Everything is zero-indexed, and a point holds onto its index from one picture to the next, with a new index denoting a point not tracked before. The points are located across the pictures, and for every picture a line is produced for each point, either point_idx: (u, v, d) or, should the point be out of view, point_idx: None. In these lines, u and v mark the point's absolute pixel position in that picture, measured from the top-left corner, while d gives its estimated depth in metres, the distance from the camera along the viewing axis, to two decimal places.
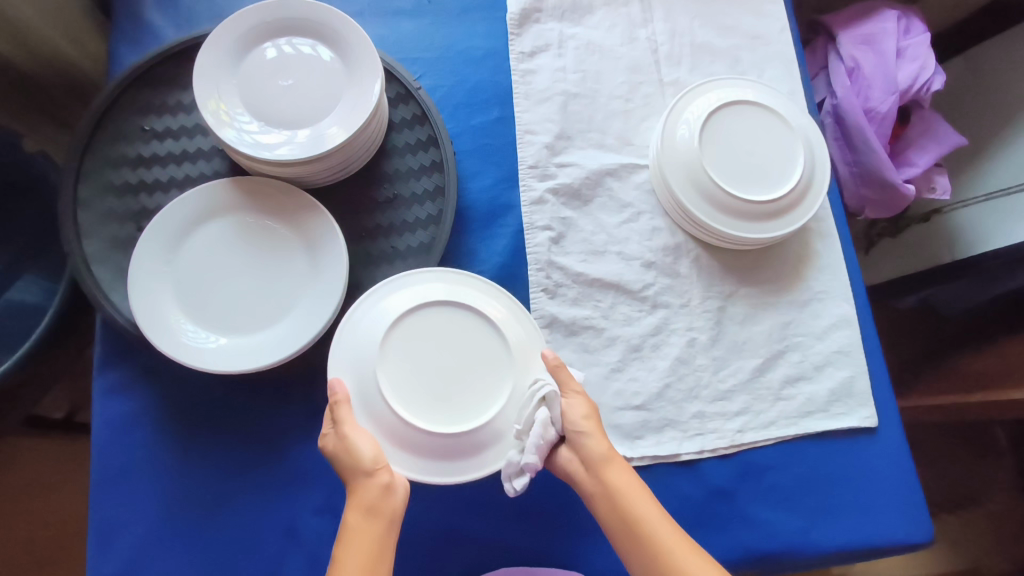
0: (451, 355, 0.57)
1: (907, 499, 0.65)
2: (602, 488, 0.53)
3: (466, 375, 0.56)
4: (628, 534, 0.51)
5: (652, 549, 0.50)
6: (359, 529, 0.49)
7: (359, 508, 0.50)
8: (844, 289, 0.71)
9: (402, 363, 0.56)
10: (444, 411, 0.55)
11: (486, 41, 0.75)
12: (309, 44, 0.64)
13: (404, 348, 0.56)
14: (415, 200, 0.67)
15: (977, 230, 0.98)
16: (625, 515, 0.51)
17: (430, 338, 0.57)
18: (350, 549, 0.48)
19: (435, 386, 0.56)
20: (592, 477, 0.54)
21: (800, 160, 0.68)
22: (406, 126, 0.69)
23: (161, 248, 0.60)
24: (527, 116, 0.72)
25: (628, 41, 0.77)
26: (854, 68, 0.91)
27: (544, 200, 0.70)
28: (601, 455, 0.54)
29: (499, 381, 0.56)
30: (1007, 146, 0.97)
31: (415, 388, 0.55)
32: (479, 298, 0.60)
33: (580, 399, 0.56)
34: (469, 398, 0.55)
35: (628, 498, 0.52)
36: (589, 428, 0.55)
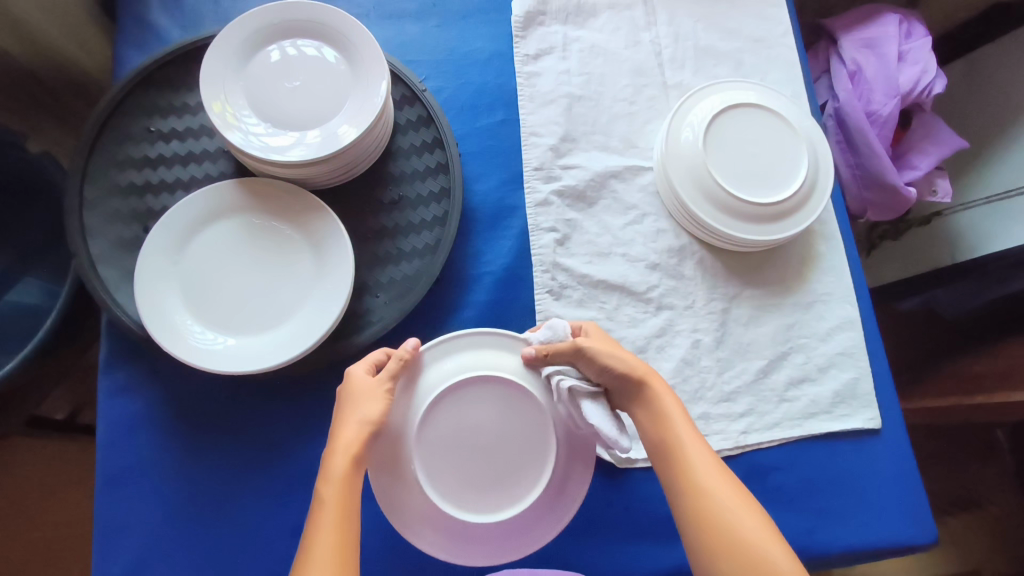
0: (476, 429, 0.53)
1: (911, 499, 0.65)
2: (642, 410, 0.54)
3: (502, 435, 0.53)
4: (663, 454, 0.52)
5: (683, 471, 0.50)
6: (345, 469, 0.48)
7: (345, 453, 0.49)
8: (848, 291, 0.71)
9: (446, 479, 0.52)
10: (518, 477, 0.53)
11: (491, 44, 0.76)
12: (315, 46, 0.64)
13: (437, 464, 0.52)
14: (421, 202, 0.67)
15: (978, 232, 0.99)
16: (662, 435, 0.52)
17: (446, 435, 0.53)
18: (333, 483, 0.48)
19: (485, 469, 0.53)
20: (633, 400, 0.55)
21: (804, 162, 0.68)
22: (411, 128, 0.69)
23: (182, 217, 0.60)
24: (531, 118, 0.73)
25: (632, 44, 0.77)
26: (856, 71, 0.91)
27: (549, 202, 0.70)
28: (636, 382, 0.54)
29: (521, 411, 0.54)
30: (1009, 149, 0.98)
31: (467, 486, 0.52)
32: (460, 357, 0.55)
33: (600, 348, 0.54)
34: (523, 446, 0.53)
35: (668, 420, 0.53)
36: (615, 363, 0.54)
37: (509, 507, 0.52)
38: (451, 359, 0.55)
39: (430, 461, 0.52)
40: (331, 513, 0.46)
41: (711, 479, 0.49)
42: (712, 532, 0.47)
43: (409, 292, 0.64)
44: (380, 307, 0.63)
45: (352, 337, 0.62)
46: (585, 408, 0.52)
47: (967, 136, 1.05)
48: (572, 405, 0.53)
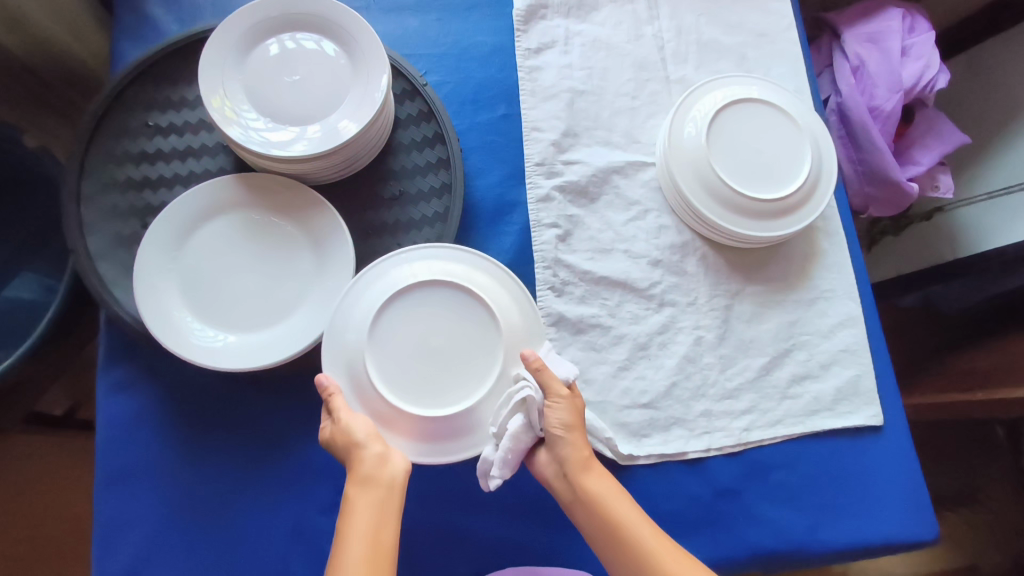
0: (420, 331, 0.56)
1: (912, 496, 0.65)
2: (584, 494, 0.52)
3: (446, 329, 0.57)
4: (610, 543, 0.51)
5: (632, 556, 0.50)
6: (361, 495, 0.48)
7: (356, 478, 0.49)
8: (850, 287, 0.71)
9: (410, 385, 0.55)
10: (475, 357, 0.56)
11: (492, 38, 0.75)
12: (315, 40, 0.63)
13: (398, 375, 0.55)
14: (422, 197, 0.67)
15: (980, 229, 0.99)
16: (607, 521, 0.51)
17: (394, 347, 0.56)
18: (354, 513, 0.48)
19: (442, 363, 0.56)
20: (571, 482, 0.53)
21: (807, 158, 0.68)
22: (412, 122, 0.69)
23: (164, 241, 0.59)
24: (533, 113, 0.72)
25: (634, 38, 0.76)
26: (859, 66, 0.90)
27: (551, 197, 0.69)
28: (583, 460, 0.53)
29: (451, 298, 0.57)
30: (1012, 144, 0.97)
31: (450, 380, 0.56)
32: (385, 281, 0.58)
33: (564, 404, 0.53)
34: (468, 330, 0.57)
35: (611, 504, 0.52)
36: (569, 436, 0.53)
37: (477, 389, 0.55)
38: (375, 285, 0.57)
39: (390, 373, 0.55)
40: (356, 536, 0.47)
41: (669, 558, 0.49)
42: None
43: None
44: None
45: None
46: (512, 417, 0.54)
47: (970, 131, 1.05)
48: (505, 412, 0.54)
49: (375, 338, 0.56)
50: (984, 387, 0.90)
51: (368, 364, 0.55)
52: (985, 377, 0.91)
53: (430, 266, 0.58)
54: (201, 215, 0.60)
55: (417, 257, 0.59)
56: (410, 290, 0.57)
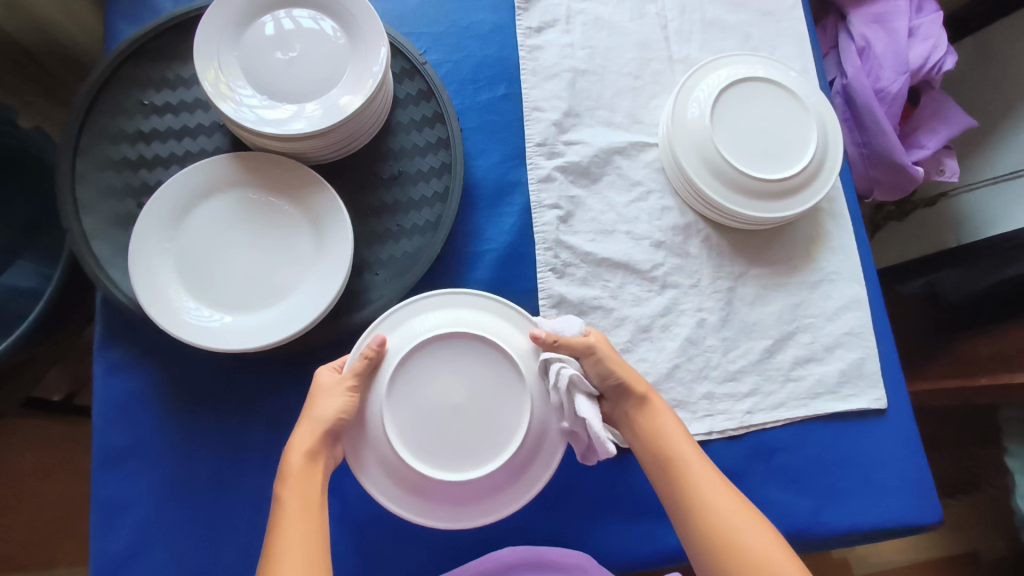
0: (439, 391, 0.53)
1: (917, 480, 0.65)
2: (644, 428, 0.54)
3: (465, 383, 0.54)
4: (664, 473, 0.53)
5: (685, 484, 0.52)
6: (299, 474, 0.49)
7: (300, 453, 0.50)
8: (856, 269, 0.70)
9: (439, 452, 0.52)
10: (500, 405, 0.54)
11: (493, 16, 0.74)
12: (312, 16, 0.62)
13: (425, 442, 0.52)
14: (421, 177, 0.66)
15: (986, 214, 0.98)
16: (664, 450, 0.53)
17: (414, 412, 0.53)
18: (290, 485, 0.49)
19: (468, 420, 0.53)
20: (632, 417, 0.55)
21: (813, 138, 0.67)
22: (411, 101, 0.67)
23: (158, 227, 0.58)
24: (534, 93, 0.71)
25: (637, 17, 0.75)
26: (865, 47, 0.89)
27: (552, 177, 0.69)
28: (640, 397, 0.55)
29: (462, 351, 0.54)
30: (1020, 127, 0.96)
31: (482, 396, 0.54)
32: (394, 343, 0.55)
33: (605, 352, 0.55)
34: (488, 379, 0.54)
35: (669, 437, 0.54)
36: (626, 374, 0.55)
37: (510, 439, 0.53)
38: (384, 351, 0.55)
39: (419, 443, 0.52)
40: (292, 513, 0.48)
41: (716, 494, 0.51)
42: (717, 539, 0.49)
43: (409, 270, 0.63)
44: (379, 285, 0.62)
45: (351, 315, 0.61)
46: (581, 404, 0.51)
47: (977, 115, 1.03)
48: (565, 403, 0.52)
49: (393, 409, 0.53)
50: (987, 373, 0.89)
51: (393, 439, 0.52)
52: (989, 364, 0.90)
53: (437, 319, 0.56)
54: (196, 198, 0.60)
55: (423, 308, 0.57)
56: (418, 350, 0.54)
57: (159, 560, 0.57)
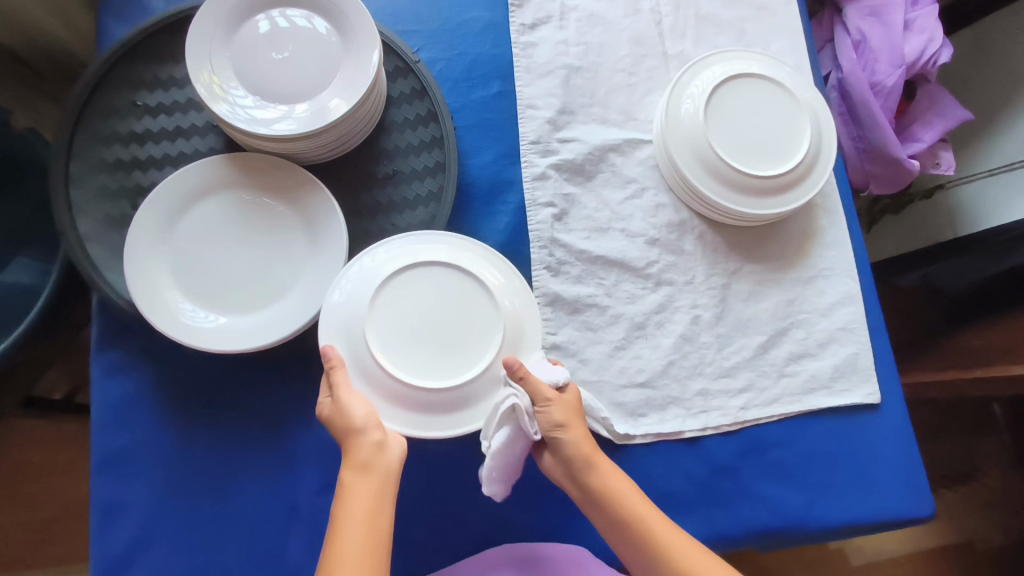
0: (419, 306, 0.56)
1: (910, 474, 0.66)
2: (592, 487, 0.54)
3: (430, 300, 0.57)
4: (628, 538, 0.53)
5: (648, 547, 0.52)
6: (357, 484, 0.49)
7: (353, 465, 0.49)
8: (850, 265, 0.70)
9: (416, 363, 0.55)
10: (435, 285, 0.57)
11: (486, 13, 0.73)
12: (305, 16, 0.62)
13: (395, 345, 0.55)
14: (415, 176, 0.66)
15: (982, 206, 1.02)
16: (621, 514, 0.53)
17: (399, 340, 0.55)
18: (350, 501, 0.48)
19: (440, 340, 0.56)
20: (578, 477, 0.54)
21: (806, 134, 0.67)
22: (405, 100, 0.68)
23: (154, 225, 0.58)
24: (528, 90, 0.71)
25: (631, 13, 0.75)
26: (860, 41, 0.89)
27: (546, 176, 0.69)
28: (586, 458, 0.54)
29: (457, 282, 0.57)
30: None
31: (407, 327, 0.56)
32: (368, 268, 0.57)
33: (556, 406, 0.54)
34: (457, 291, 0.57)
35: (620, 493, 0.54)
36: (571, 433, 0.54)
37: (493, 333, 0.56)
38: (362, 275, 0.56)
39: (387, 339, 0.55)
40: (352, 521, 0.47)
41: (682, 551, 0.52)
42: None
43: None
44: None
45: None
46: (499, 430, 0.53)
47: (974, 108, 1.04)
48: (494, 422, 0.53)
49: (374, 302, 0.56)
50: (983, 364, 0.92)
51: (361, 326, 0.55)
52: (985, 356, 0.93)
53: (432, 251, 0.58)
54: (195, 195, 0.60)
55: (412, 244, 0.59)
56: (410, 266, 0.57)
57: (159, 559, 0.57)
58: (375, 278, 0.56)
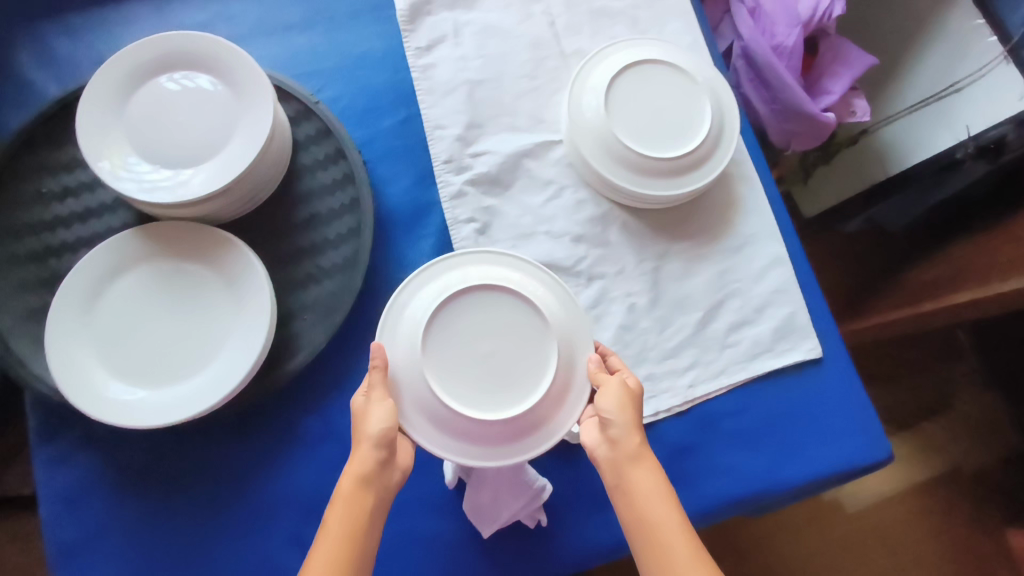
0: (470, 338, 0.56)
1: (864, 420, 0.67)
2: (625, 485, 0.51)
3: (465, 339, 0.56)
4: (645, 542, 0.49)
5: (660, 554, 0.48)
6: (353, 495, 0.50)
7: (353, 475, 0.50)
8: (774, 228, 0.71)
9: (506, 396, 0.55)
10: (454, 326, 0.56)
11: (381, 43, 0.74)
12: (196, 77, 0.62)
13: (468, 392, 0.55)
14: (333, 216, 0.66)
15: (908, 141, 1.10)
16: (646, 519, 0.49)
17: (481, 387, 0.55)
18: (339, 512, 0.49)
19: (487, 374, 0.55)
20: (614, 468, 0.52)
21: (705, 109, 0.68)
22: (311, 142, 0.68)
23: (74, 310, 0.58)
24: (434, 112, 0.71)
25: (525, 18, 0.75)
26: (755, 8, 0.91)
27: (464, 192, 0.69)
28: (633, 452, 0.52)
29: (537, 373, 0.55)
30: (951, 50, 1.01)
31: (467, 377, 0.55)
32: (497, 272, 0.58)
33: (614, 394, 0.53)
34: (470, 311, 0.56)
35: (654, 502, 0.50)
36: (621, 420, 0.52)
37: (513, 304, 0.57)
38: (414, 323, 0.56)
39: (456, 316, 0.56)
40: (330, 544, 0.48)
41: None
42: None
43: (335, 308, 0.63)
44: (310, 329, 0.63)
45: (285, 365, 0.61)
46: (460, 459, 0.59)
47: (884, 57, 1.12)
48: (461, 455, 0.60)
49: (474, 290, 0.57)
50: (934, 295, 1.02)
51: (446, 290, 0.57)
52: (939, 283, 1.04)
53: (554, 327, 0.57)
54: (110, 276, 0.59)
55: (545, 296, 0.58)
56: (523, 310, 0.56)
57: None
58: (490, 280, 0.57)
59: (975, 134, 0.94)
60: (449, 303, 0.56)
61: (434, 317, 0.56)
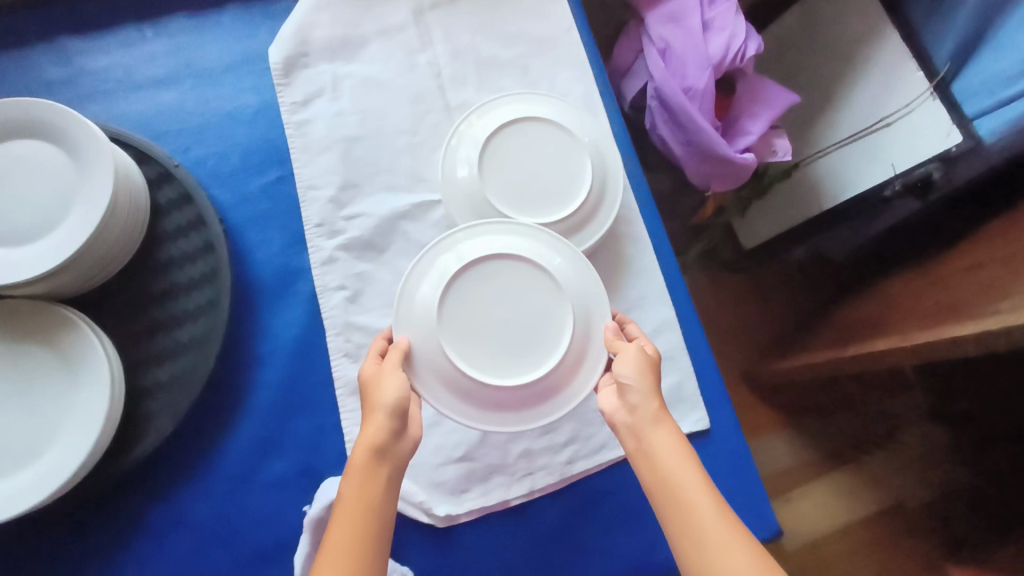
0: (488, 308, 0.56)
1: (750, 494, 0.65)
2: (647, 449, 0.50)
3: (484, 310, 0.56)
4: (668, 505, 0.48)
5: (682, 515, 0.47)
6: (365, 468, 0.49)
7: (367, 447, 0.50)
8: (662, 291, 0.69)
9: (525, 360, 0.56)
10: (469, 301, 0.56)
11: (255, 98, 0.70)
12: (36, 147, 0.59)
13: (493, 363, 0.56)
14: (192, 286, 0.64)
15: (838, 177, 1.09)
16: (664, 480, 0.49)
17: (504, 356, 0.56)
18: (353, 482, 0.49)
19: (507, 340, 0.56)
20: (636, 434, 0.51)
21: (585, 171, 0.65)
22: (173, 207, 0.65)
23: None
24: (307, 171, 0.68)
25: (408, 71, 0.72)
26: (665, 49, 0.88)
27: (335, 259, 0.66)
28: (655, 416, 0.51)
29: (555, 337, 0.56)
30: (880, 83, 1.00)
31: (487, 348, 0.56)
32: (501, 239, 0.59)
33: (633, 358, 0.53)
34: (483, 283, 0.56)
35: (678, 463, 0.49)
36: (638, 384, 0.52)
37: (518, 266, 0.57)
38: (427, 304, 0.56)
39: (471, 287, 0.56)
40: (342, 520, 0.48)
41: (722, 543, 0.46)
42: None
43: (191, 389, 0.61)
44: (161, 411, 0.60)
45: (131, 451, 0.59)
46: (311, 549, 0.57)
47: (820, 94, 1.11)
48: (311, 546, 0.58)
49: (491, 260, 0.57)
50: (855, 341, 1.00)
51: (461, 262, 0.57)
52: (857, 329, 1.05)
53: (569, 292, 0.58)
54: None
55: (557, 262, 0.58)
56: (538, 277, 0.57)
57: None
58: (504, 249, 0.57)
59: (900, 171, 0.97)
60: (462, 275, 0.56)
61: (448, 290, 0.56)
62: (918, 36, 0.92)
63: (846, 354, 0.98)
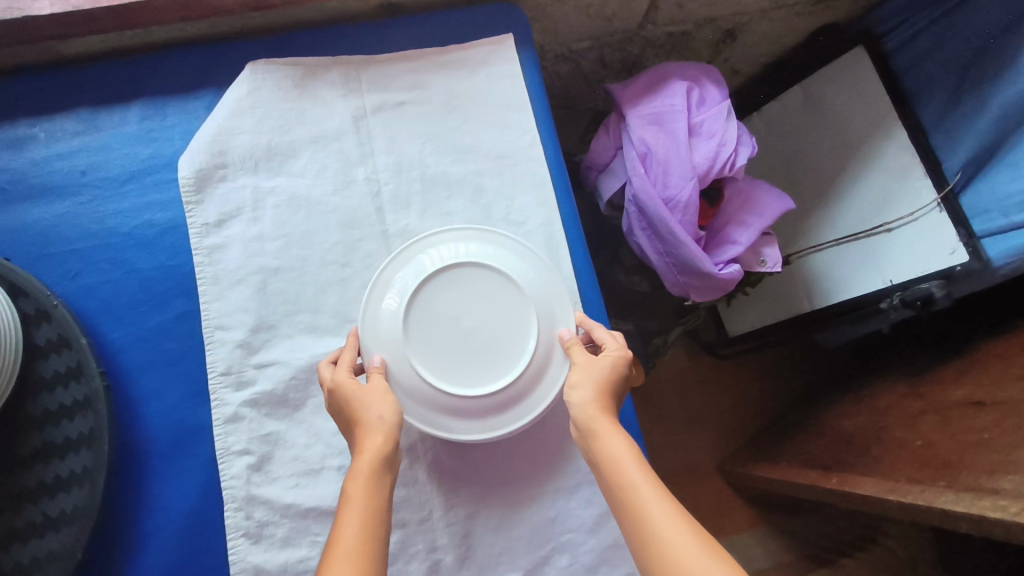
0: (450, 316, 0.54)
1: None
2: (595, 455, 0.50)
3: (446, 320, 0.53)
4: (619, 503, 0.47)
5: (631, 509, 0.46)
6: (371, 473, 0.48)
7: (374, 455, 0.48)
8: None
9: (493, 366, 0.53)
10: (432, 311, 0.54)
11: (162, 215, 0.61)
12: None
13: (460, 371, 0.53)
14: (68, 447, 0.54)
15: (834, 278, 0.95)
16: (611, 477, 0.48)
17: (470, 362, 0.53)
18: (355, 484, 0.47)
19: (472, 350, 0.53)
20: (588, 442, 0.51)
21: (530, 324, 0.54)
22: (51, 350, 0.55)
23: None
24: (215, 307, 0.58)
25: (343, 187, 0.62)
26: (646, 152, 0.77)
27: (240, 416, 0.57)
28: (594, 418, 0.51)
29: (522, 339, 0.54)
30: (886, 183, 0.87)
31: (451, 359, 0.53)
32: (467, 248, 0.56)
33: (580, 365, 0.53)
34: (443, 292, 0.54)
35: (622, 462, 0.48)
36: (582, 394, 0.52)
37: (480, 273, 0.55)
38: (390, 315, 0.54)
39: (435, 294, 0.54)
40: (353, 517, 0.46)
41: (665, 526, 0.44)
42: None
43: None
44: None
45: None
46: None
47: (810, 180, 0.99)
48: None
49: (461, 265, 0.55)
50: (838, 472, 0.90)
51: (427, 270, 0.55)
52: (838, 453, 0.95)
53: (539, 296, 0.56)
54: None
55: (528, 266, 0.57)
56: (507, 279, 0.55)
57: None
58: (475, 256, 0.55)
59: (897, 284, 0.85)
60: (427, 283, 0.54)
61: (415, 299, 0.53)
62: (926, 138, 0.84)
63: (821, 485, 0.88)
